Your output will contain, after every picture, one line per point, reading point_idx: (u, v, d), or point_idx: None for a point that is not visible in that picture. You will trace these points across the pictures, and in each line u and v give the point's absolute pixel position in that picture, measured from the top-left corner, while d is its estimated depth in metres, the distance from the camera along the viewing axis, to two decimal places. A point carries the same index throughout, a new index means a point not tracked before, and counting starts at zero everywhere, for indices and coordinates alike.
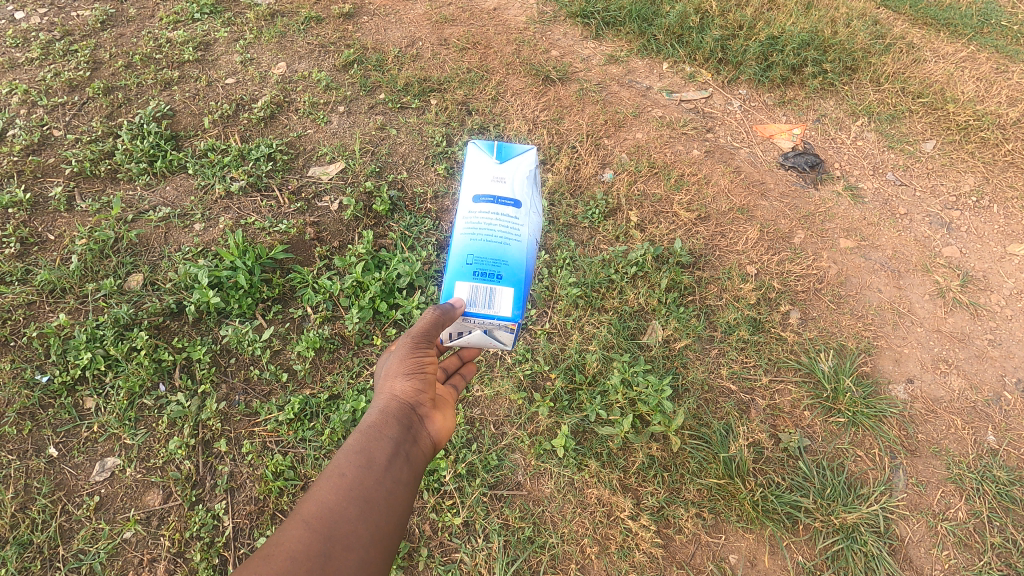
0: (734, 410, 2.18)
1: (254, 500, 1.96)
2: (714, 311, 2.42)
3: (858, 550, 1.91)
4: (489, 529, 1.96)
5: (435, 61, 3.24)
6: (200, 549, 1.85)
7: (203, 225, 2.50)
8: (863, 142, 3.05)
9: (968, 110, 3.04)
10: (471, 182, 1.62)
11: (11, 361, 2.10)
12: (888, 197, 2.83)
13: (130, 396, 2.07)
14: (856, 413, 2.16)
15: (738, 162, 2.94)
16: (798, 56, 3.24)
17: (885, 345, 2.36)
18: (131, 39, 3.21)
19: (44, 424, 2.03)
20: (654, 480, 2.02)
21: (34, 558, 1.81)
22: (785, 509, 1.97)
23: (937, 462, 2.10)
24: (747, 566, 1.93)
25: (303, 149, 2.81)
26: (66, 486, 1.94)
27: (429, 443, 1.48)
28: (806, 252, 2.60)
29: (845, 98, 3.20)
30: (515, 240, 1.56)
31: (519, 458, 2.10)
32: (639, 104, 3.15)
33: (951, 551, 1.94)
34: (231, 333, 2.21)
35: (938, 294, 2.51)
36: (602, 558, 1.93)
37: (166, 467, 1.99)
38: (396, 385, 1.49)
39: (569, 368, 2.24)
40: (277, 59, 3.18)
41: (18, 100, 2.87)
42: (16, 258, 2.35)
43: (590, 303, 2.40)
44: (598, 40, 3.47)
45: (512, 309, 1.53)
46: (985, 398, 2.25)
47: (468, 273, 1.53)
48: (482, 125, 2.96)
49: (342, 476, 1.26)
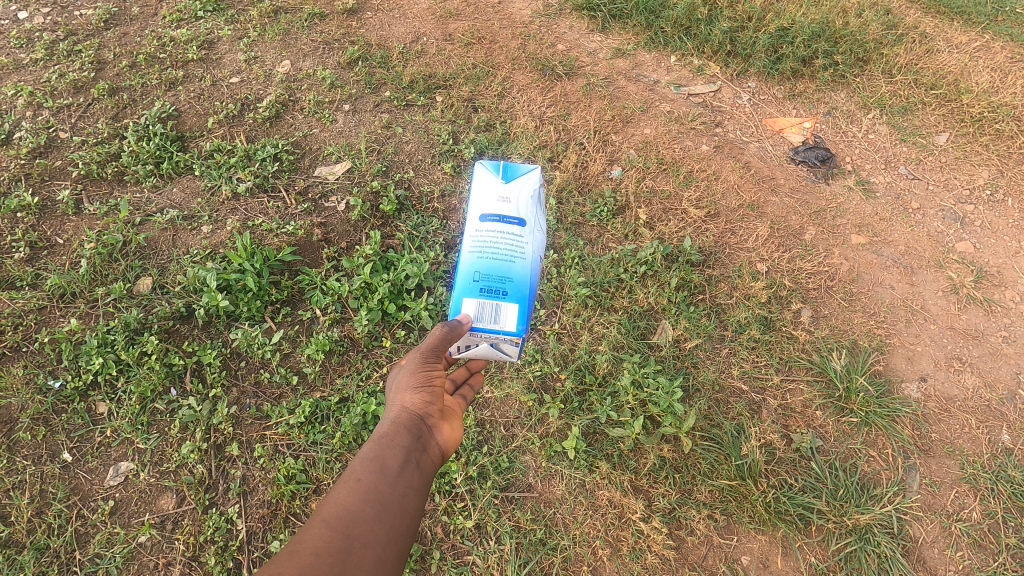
0: (746, 410, 2.17)
1: (267, 504, 1.97)
2: (725, 310, 2.40)
3: (872, 551, 1.91)
4: (501, 531, 1.96)
5: (440, 57, 3.21)
6: (215, 553, 1.87)
7: (210, 227, 2.50)
8: (875, 135, 3.00)
9: (983, 102, 2.98)
10: (478, 202, 1.70)
11: (24, 366, 2.12)
12: (901, 192, 2.79)
13: (142, 401, 2.08)
14: (869, 413, 2.15)
15: (747, 157, 2.90)
16: (809, 47, 3.18)
17: (898, 343, 2.34)
18: (135, 38, 3.19)
19: (57, 429, 2.04)
20: (665, 481, 2.02)
21: (51, 563, 1.84)
22: (798, 511, 1.96)
23: (950, 462, 2.09)
24: (760, 567, 1.93)
25: (309, 149, 2.80)
26: (81, 490, 1.96)
27: (439, 453, 1.47)
28: (817, 249, 2.57)
29: (857, 90, 3.14)
30: (520, 257, 1.63)
31: (529, 460, 2.10)
32: (647, 98, 3.11)
33: (965, 552, 1.93)
34: (242, 336, 2.22)
35: (951, 290, 2.48)
36: (614, 560, 1.93)
37: (179, 471, 2.00)
38: (406, 397, 1.50)
39: (579, 368, 2.24)
40: (281, 57, 3.16)
41: (24, 102, 2.86)
42: (26, 262, 2.36)
43: (599, 303, 2.38)
44: (605, 33, 3.41)
45: (516, 324, 1.59)
46: (1000, 397, 2.22)
47: (476, 290, 1.59)
48: (488, 122, 2.93)
49: (358, 480, 1.27)
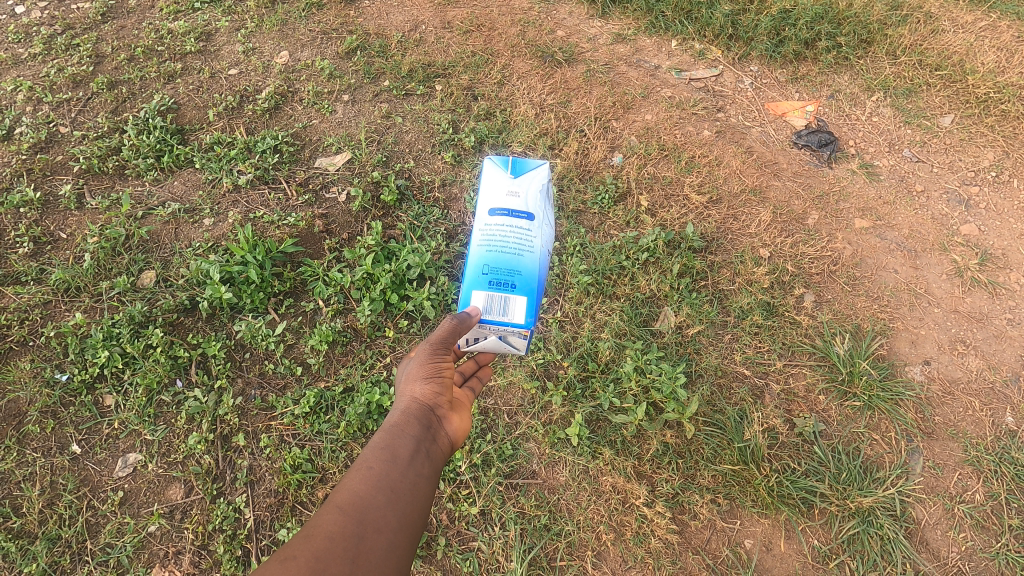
0: (748, 396, 2.18)
1: (274, 493, 2.00)
2: (727, 295, 2.39)
3: (875, 534, 1.93)
4: (505, 517, 1.98)
5: (439, 45, 3.17)
6: (223, 541, 1.90)
7: (212, 220, 2.49)
8: (879, 117, 2.97)
9: (989, 82, 2.93)
10: (488, 196, 1.71)
11: (32, 361, 2.14)
12: (905, 174, 2.77)
13: (148, 393, 2.11)
14: (873, 396, 2.15)
15: (749, 142, 2.87)
16: (812, 29, 3.13)
17: (901, 327, 2.33)
18: (132, 31, 3.17)
19: (65, 422, 2.07)
20: (669, 467, 2.04)
21: (63, 553, 1.88)
22: (800, 494, 1.98)
23: (954, 445, 2.09)
24: (762, 550, 1.95)
25: (310, 140, 2.80)
26: (91, 481, 2.00)
27: (448, 443, 1.50)
28: (820, 234, 2.55)
29: (860, 72, 3.09)
30: (528, 251, 1.64)
31: (533, 447, 2.12)
32: (648, 84, 3.07)
33: (968, 533, 1.95)
34: (245, 328, 2.23)
35: (955, 273, 2.46)
36: (618, 544, 1.95)
37: (187, 461, 2.03)
38: (416, 388, 1.52)
39: (581, 356, 2.24)
40: (279, 48, 3.13)
41: (23, 98, 2.85)
42: (29, 258, 2.37)
43: (601, 290, 2.38)
44: (605, 19, 3.36)
45: (525, 317, 1.60)
46: (1004, 379, 2.22)
47: (485, 283, 1.61)
48: (488, 111, 2.91)
49: (370, 468, 1.29)
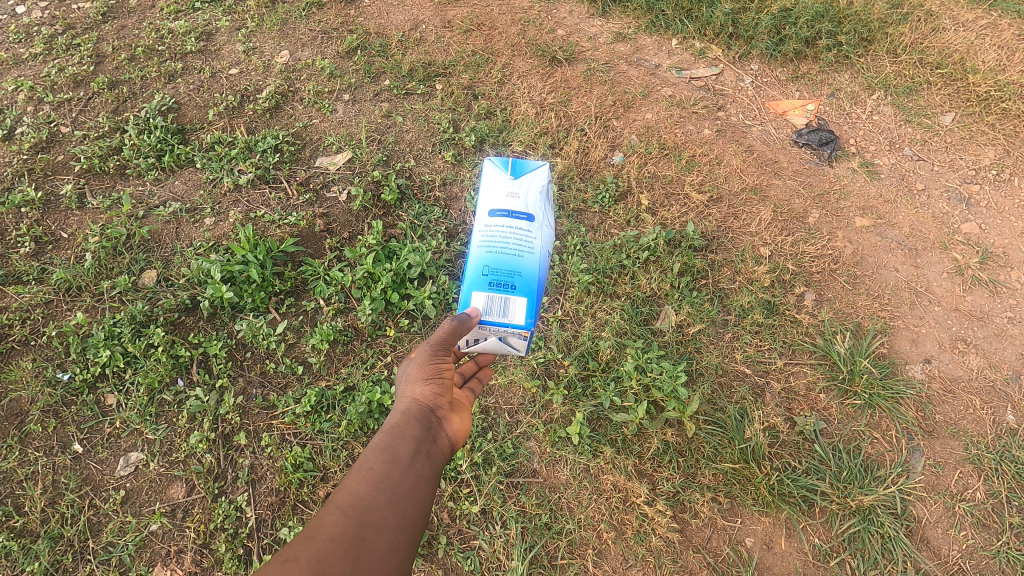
0: (749, 394, 2.18)
1: (275, 491, 2.00)
2: (727, 294, 2.39)
3: (875, 532, 1.93)
4: (506, 516, 1.99)
5: (439, 44, 3.17)
6: (225, 540, 1.90)
7: (213, 220, 2.49)
8: (879, 116, 2.97)
9: (989, 81, 2.93)
10: (488, 197, 1.71)
11: (33, 360, 2.14)
12: (905, 173, 2.77)
13: (150, 392, 2.11)
14: (873, 395, 2.15)
15: (749, 141, 2.87)
16: (812, 28, 3.13)
17: (902, 325, 2.33)
18: (133, 31, 3.17)
19: (67, 421, 2.07)
20: (669, 465, 2.04)
21: (66, 551, 1.88)
22: (801, 493, 1.98)
23: (954, 443, 2.09)
24: (763, 548, 1.95)
25: (310, 139, 2.80)
26: (92, 480, 2.00)
27: (449, 444, 1.50)
28: (820, 232, 2.55)
29: (861, 70, 3.09)
30: (528, 252, 1.64)
31: (534, 446, 2.12)
32: (648, 83, 3.07)
33: (968, 531, 1.95)
34: (246, 328, 2.23)
35: (956, 272, 2.46)
36: (619, 542, 1.95)
37: (188, 460, 2.03)
38: (416, 389, 1.52)
39: (582, 355, 2.25)
40: (279, 47, 3.13)
41: (24, 98, 2.86)
42: (31, 257, 2.38)
43: (602, 289, 2.38)
44: (605, 17, 3.36)
45: (525, 318, 1.60)
46: (1004, 377, 2.22)
47: (485, 284, 1.61)
48: (488, 110, 2.91)
49: (370, 469, 1.29)
